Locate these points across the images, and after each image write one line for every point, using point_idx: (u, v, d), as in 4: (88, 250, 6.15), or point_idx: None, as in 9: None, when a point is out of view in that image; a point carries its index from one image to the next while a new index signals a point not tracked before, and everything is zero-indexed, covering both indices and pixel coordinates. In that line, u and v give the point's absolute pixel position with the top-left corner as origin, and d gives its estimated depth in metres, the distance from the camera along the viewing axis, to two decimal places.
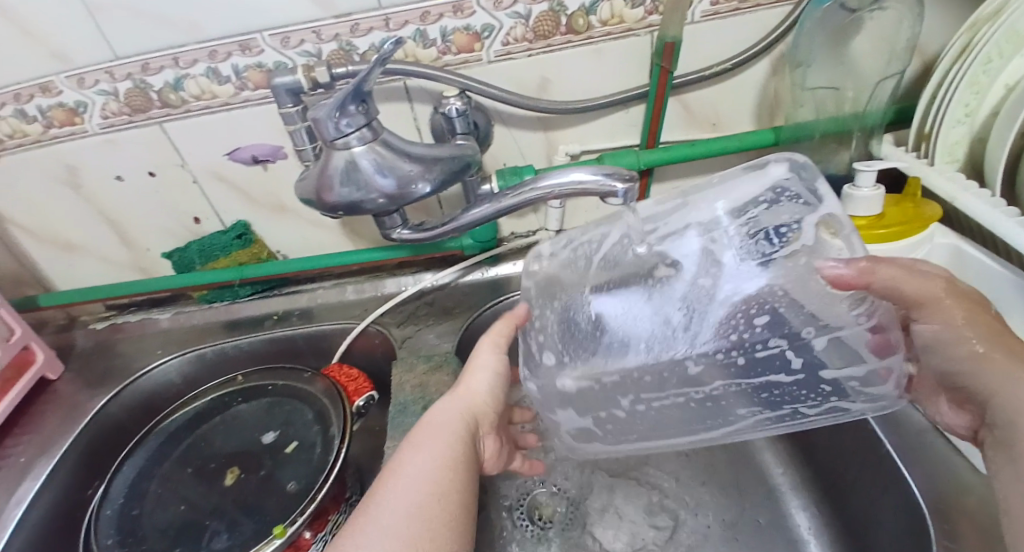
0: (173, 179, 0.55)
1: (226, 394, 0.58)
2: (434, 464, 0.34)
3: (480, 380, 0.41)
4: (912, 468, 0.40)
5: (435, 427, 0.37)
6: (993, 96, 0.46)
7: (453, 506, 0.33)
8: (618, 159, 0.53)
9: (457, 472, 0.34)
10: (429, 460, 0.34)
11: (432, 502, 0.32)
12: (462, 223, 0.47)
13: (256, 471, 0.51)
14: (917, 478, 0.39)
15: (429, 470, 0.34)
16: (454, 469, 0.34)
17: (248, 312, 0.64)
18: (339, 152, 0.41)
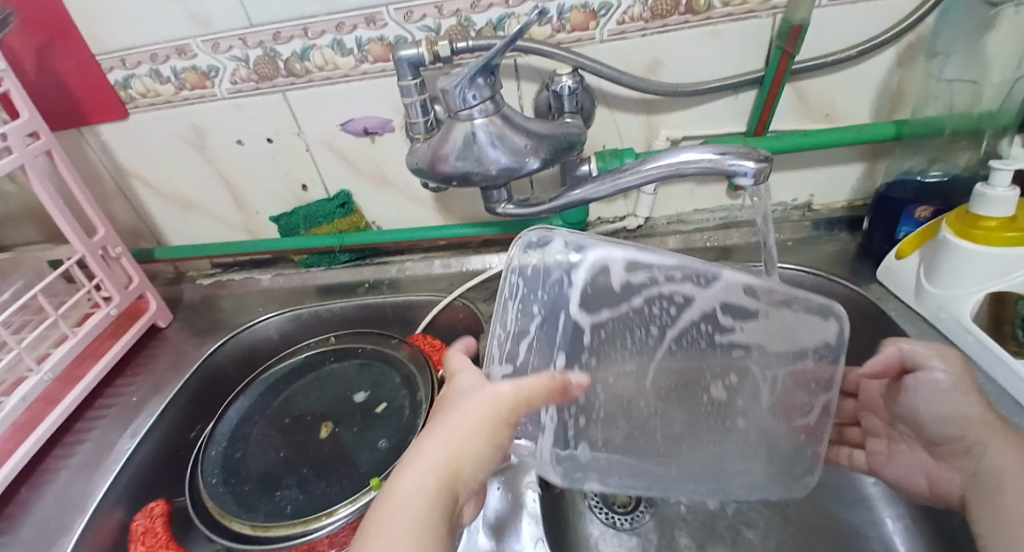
0: (287, 145, 0.59)
1: (319, 353, 0.62)
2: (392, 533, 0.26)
3: (464, 414, 0.30)
4: None
5: (392, 520, 0.27)
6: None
7: None
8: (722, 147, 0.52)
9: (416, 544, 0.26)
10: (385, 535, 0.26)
11: None
12: (568, 201, 0.47)
13: (349, 426, 0.54)
14: None
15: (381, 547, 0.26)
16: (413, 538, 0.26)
17: (341, 279, 0.67)
18: (461, 124, 0.42)
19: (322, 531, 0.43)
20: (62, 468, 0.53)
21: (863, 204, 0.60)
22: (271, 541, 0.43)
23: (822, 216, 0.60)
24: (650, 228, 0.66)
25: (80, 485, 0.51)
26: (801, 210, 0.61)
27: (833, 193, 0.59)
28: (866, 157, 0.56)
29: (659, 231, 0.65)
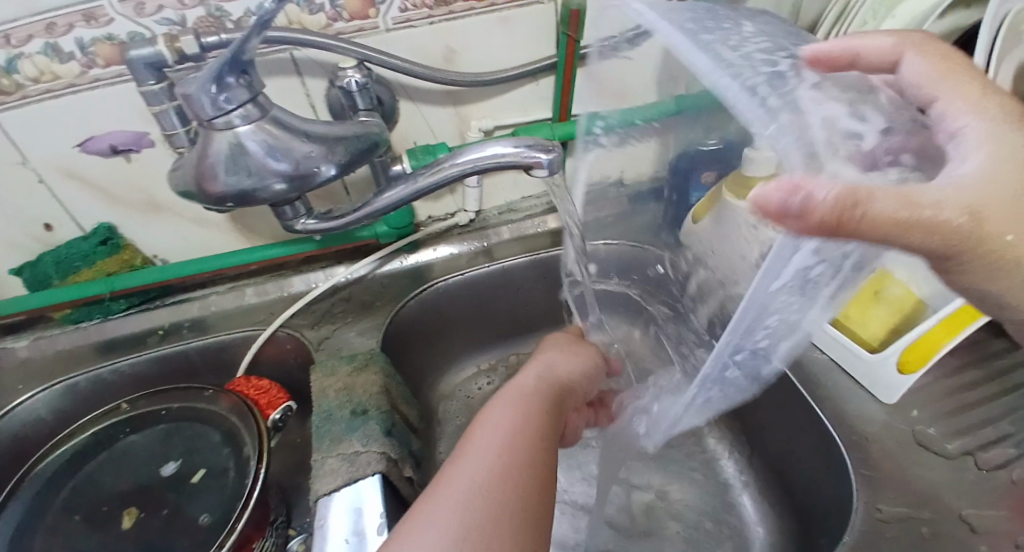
0: (11, 178, 0.46)
1: (110, 426, 0.50)
2: (506, 436, 0.31)
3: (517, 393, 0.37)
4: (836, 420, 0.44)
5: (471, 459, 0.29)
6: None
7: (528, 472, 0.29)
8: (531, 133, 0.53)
9: (533, 439, 0.32)
10: (493, 442, 0.31)
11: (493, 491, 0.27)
12: (377, 207, 0.42)
13: (160, 509, 0.44)
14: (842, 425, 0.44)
15: (496, 451, 0.30)
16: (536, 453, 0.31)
17: (127, 329, 0.55)
18: (221, 134, 0.36)
19: None
20: None
21: None
22: None
23: None
24: (483, 220, 0.64)
25: None
26: None
27: None
28: None
29: (492, 223, 0.64)
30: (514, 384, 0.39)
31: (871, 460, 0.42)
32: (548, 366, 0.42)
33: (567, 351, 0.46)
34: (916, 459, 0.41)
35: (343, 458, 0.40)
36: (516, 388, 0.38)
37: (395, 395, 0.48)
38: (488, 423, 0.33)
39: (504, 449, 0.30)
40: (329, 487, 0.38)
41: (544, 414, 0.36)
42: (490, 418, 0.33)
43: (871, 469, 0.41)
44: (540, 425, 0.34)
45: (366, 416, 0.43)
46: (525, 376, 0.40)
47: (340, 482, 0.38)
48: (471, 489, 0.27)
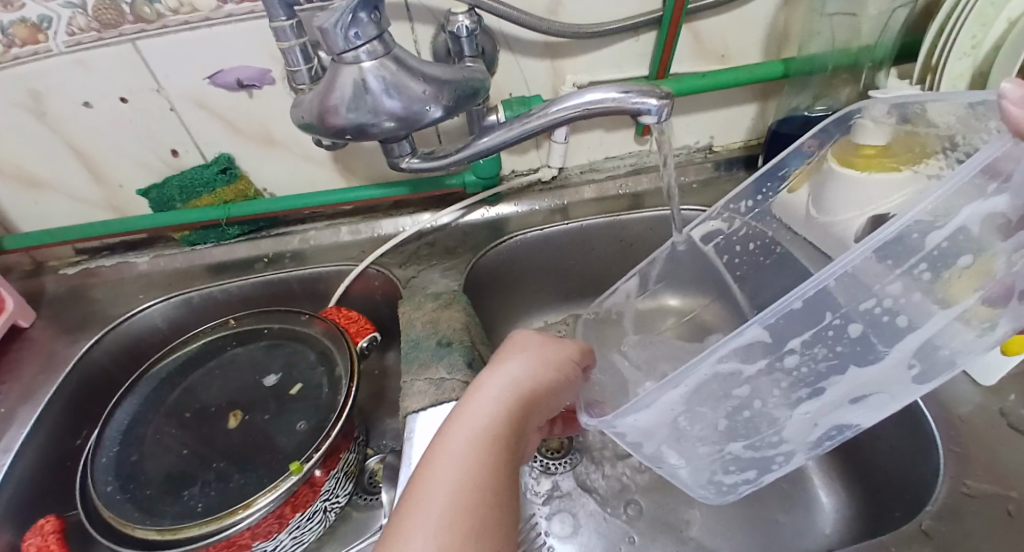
0: (149, 105, 0.51)
1: (220, 338, 0.56)
2: (456, 483, 0.24)
3: (489, 392, 0.30)
4: (926, 399, 0.43)
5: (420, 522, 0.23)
6: (998, 30, 0.44)
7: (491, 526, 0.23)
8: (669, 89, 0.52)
9: (493, 482, 0.25)
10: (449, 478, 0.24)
11: None
12: (477, 150, 0.44)
13: (262, 413, 0.49)
14: (931, 404, 0.43)
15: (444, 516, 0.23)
16: (495, 507, 0.24)
17: (237, 254, 0.61)
18: (348, 68, 0.38)
19: (241, 524, 0.40)
20: None
21: (758, 144, 0.62)
22: (181, 545, 0.39)
23: (722, 157, 0.63)
24: (565, 178, 0.65)
25: None
26: (703, 152, 0.63)
27: (731, 134, 0.61)
28: (758, 97, 0.58)
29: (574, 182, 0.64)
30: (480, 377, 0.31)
31: (961, 439, 0.40)
32: (527, 365, 0.32)
33: (543, 357, 0.33)
34: (1012, 444, 0.40)
35: (430, 381, 0.43)
36: (488, 382, 0.30)
37: (475, 334, 0.51)
38: (441, 459, 0.25)
39: (461, 500, 0.23)
40: (418, 405, 0.41)
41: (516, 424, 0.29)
42: (446, 448, 0.26)
43: (961, 447, 0.40)
44: (501, 451, 0.27)
45: (451, 347, 0.46)
46: (501, 365, 0.32)
47: (428, 402, 0.41)
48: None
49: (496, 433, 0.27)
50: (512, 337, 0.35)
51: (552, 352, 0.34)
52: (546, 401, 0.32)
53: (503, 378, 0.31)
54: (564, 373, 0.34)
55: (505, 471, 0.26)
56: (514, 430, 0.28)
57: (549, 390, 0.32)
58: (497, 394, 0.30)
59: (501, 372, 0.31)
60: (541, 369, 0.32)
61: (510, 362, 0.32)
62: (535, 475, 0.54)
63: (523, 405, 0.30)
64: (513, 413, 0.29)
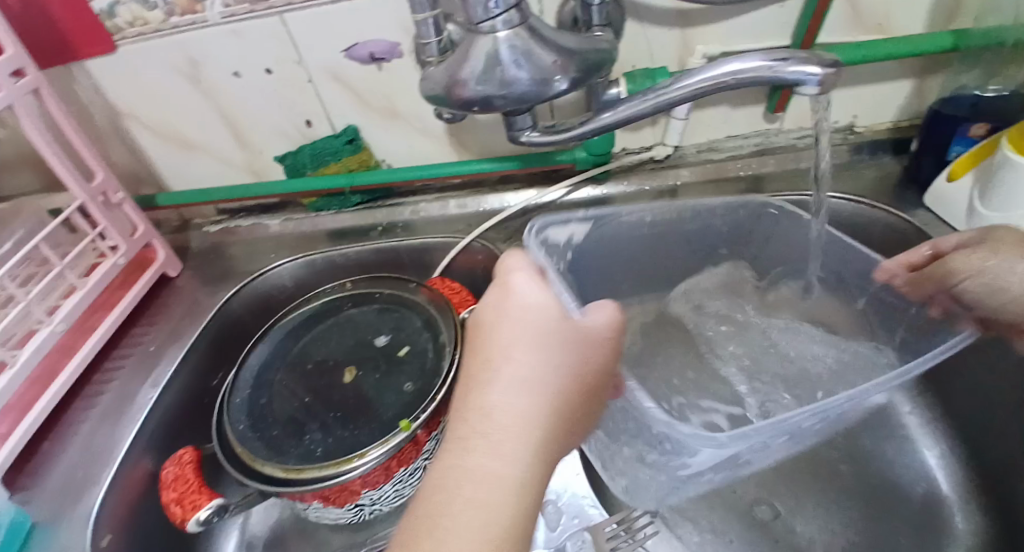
0: (290, 77, 0.55)
1: (336, 298, 0.60)
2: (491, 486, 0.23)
3: (523, 366, 0.27)
4: None
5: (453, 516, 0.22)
6: None
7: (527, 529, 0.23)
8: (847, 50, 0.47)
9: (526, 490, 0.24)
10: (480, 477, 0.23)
11: None
12: (597, 125, 0.43)
13: (373, 372, 0.52)
14: None
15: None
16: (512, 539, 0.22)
17: (355, 222, 0.64)
18: (483, 38, 0.39)
19: (356, 471, 0.43)
20: (87, 417, 0.52)
21: (911, 126, 0.55)
22: (302, 485, 0.43)
23: (865, 139, 0.56)
24: (679, 157, 0.61)
25: (106, 434, 0.51)
26: (842, 133, 0.57)
27: (878, 114, 0.55)
28: (920, 72, 0.51)
29: (688, 162, 0.61)
30: (505, 343, 0.28)
31: None
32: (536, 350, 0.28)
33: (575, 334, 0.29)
34: None
35: None
36: (517, 358, 0.27)
37: None
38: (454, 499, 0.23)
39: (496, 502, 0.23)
40: None
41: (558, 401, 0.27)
42: (476, 443, 0.25)
43: None
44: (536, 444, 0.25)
45: None
46: (526, 316, 0.29)
47: None
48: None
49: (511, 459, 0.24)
50: (515, 292, 0.30)
51: (563, 339, 0.28)
52: (581, 389, 0.28)
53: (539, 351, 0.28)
54: (588, 365, 0.29)
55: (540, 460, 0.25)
56: (556, 408, 0.27)
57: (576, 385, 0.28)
58: (530, 372, 0.27)
59: (525, 340, 0.28)
60: (546, 369, 0.27)
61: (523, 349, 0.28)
62: None
63: (542, 413, 0.26)
64: (547, 387, 0.27)
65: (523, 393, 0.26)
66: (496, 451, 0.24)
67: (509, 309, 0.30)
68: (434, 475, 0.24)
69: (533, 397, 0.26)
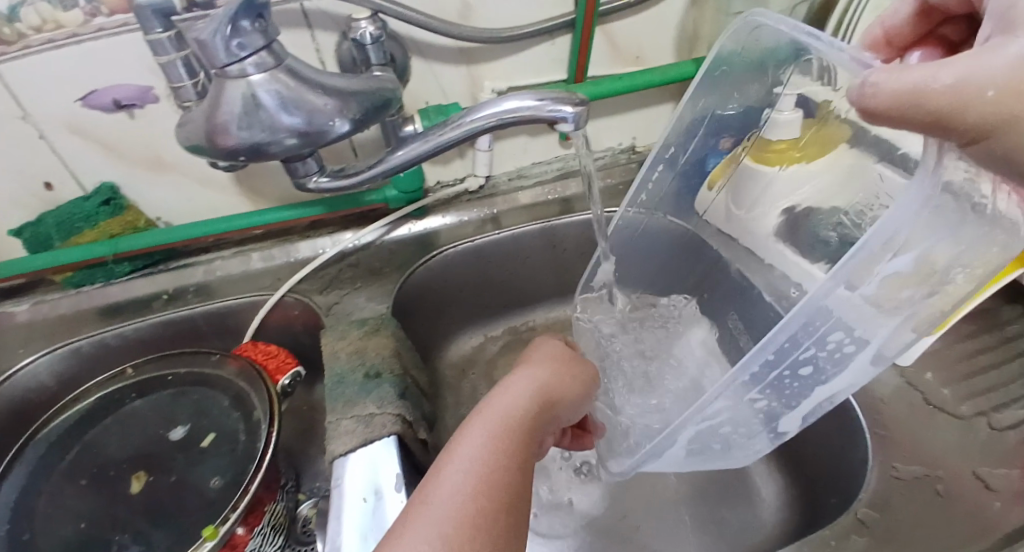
0: (12, 134, 0.44)
1: (115, 390, 0.50)
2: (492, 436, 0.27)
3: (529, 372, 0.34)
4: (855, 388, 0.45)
5: (464, 450, 0.26)
6: None
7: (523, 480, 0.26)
8: (600, 86, 0.52)
9: (522, 452, 0.27)
10: (483, 431, 0.28)
11: (490, 499, 0.24)
12: (389, 165, 0.41)
13: (167, 473, 0.44)
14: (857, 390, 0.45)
15: (452, 502, 0.23)
16: (507, 487, 0.25)
17: (131, 293, 0.54)
18: (234, 83, 0.34)
19: None
20: None
21: None
22: None
23: (646, 157, 0.63)
24: (492, 187, 0.62)
25: None
26: (627, 154, 0.63)
27: (653, 134, 0.62)
28: (676, 97, 0.59)
29: (501, 190, 0.62)
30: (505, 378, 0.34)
31: (885, 422, 0.42)
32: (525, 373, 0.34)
33: (555, 367, 0.36)
34: (932, 424, 0.41)
35: (358, 419, 0.39)
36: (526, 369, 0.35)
37: (406, 360, 0.48)
38: (455, 457, 0.26)
39: (496, 448, 0.27)
40: (345, 447, 0.38)
41: (552, 405, 0.32)
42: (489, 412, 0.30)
43: (885, 430, 0.42)
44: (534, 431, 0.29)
45: (380, 379, 0.43)
46: (540, 349, 0.38)
47: (356, 443, 0.38)
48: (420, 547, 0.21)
49: (503, 431, 0.28)
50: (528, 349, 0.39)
51: (546, 370, 0.35)
52: (565, 402, 0.34)
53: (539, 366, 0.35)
54: (566, 387, 0.34)
55: (530, 438, 0.29)
56: (549, 409, 0.32)
57: (556, 394, 0.33)
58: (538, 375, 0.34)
59: (535, 365, 0.35)
60: (532, 381, 0.33)
61: (522, 371, 0.34)
62: None
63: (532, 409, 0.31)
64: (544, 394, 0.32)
65: (528, 388, 0.32)
66: (505, 412, 0.29)
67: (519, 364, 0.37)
68: (453, 435, 0.28)
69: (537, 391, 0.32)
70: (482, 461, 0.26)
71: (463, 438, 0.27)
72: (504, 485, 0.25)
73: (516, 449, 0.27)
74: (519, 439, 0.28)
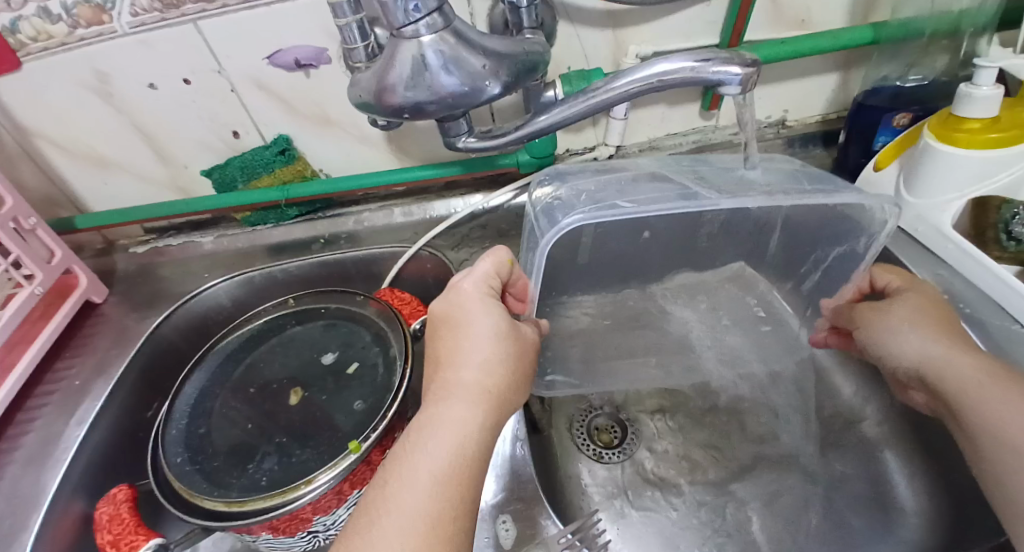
0: (211, 87, 0.52)
1: (280, 316, 0.58)
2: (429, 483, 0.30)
3: (467, 376, 0.35)
4: None
5: (401, 507, 0.29)
6: None
7: (464, 513, 0.31)
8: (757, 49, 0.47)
9: (461, 485, 0.31)
10: (420, 478, 0.31)
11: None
12: (536, 129, 0.43)
13: (320, 391, 0.50)
14: None
15: None
16: (447, 533, 0.29)
17: (293, 235, 0.62)
18: (408, 44, 0.37)
19: (304, 499, 0.41)
20: (7, 464, 0.48)
21: (837, 118, 0.57)
22: (249, 517, 0.40)
23: (796, 133, 0.58)
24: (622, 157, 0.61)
25: (31, 481, 0.47)
26: (774, 128, 0.58)
27: (807, 107, 0.57)
28: (842, 66, 0.53)
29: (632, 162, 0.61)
30: (442, 389, 0.35)
31: None
32: (464, 377, 0.35)
33: (498, 360, 0.36)
34: None
35: None
36: (464, 372, 0.35)
37: None
38: (400, 508, 0.29)
39: (434, 500, 0.30)
40: None
41: (489, 411, 0.35)
42: (425, 446, 0.32)
43: None
44: (471, 451, 0.32)
45: None
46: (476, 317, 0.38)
47: None
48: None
49: (447, 473, 0.31)
50: (459, 314, 0.38)
51: (491, 368, 0.36)
52: (501, 398, 0.36)
53: (480, 365, 0.36)
54: (507, 381, 0.36)
55: (470, 463, 0.32)
56: (490, 416, 0.35)
57: (499, 395, 0.36)
58: (479, 382, 0.35)
59: (470, 362, 0.36)
60: (472, 392, 0.35)
61: (460, 379, 0.35)
62: (588, 462, 0.54)
63: (475, 430, 0.33)
64: (482, 403, 0.35)
65: (465, 406, 0.34)
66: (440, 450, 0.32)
67: (454, 344, 0.37)
68: (388, 486, 0.31)
69: (473, 403, 0.34)
70: (420, 519, 0.29)
71: (411, 481, 0.30)
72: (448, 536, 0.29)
73: (453, 489, 0.31)
74: (456, 483, 0.31)
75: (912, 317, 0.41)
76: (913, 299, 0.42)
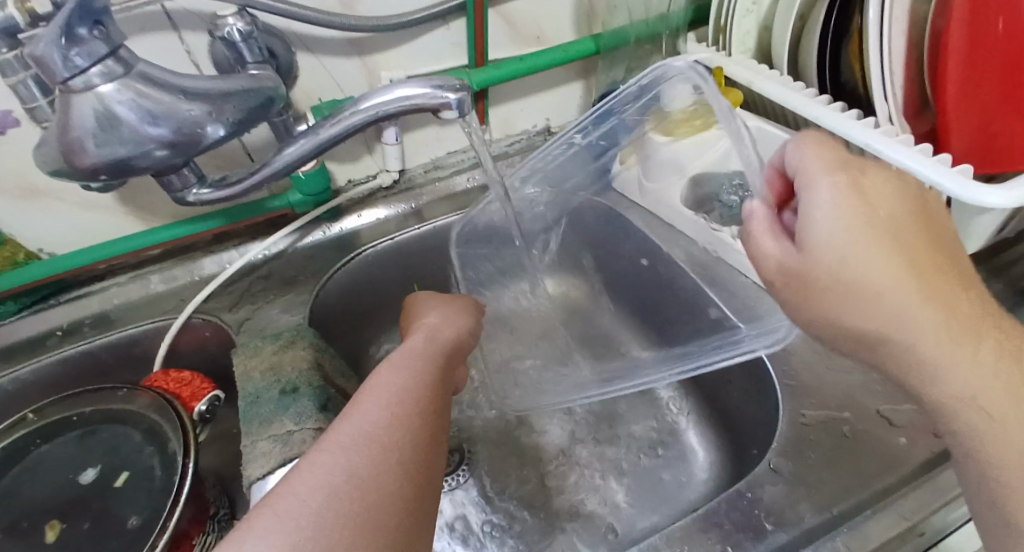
0: None
1: (17, 439, 0.45)
2: (417, 361, 0.34)
3: (431, 317, 0.42)
4: None
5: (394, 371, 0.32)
6: None
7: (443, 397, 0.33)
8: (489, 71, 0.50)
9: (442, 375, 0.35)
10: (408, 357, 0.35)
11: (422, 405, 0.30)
12: (275, 169, 0.39)
13: (81, 521, 0.41)
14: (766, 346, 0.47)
15: (385, 403, 0.29)
16: (432, 398, 0.31)
17: (22, 334, 0.50)
18: (81, 96, 0.31)
19: None
20: None
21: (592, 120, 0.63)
22: None
23: None
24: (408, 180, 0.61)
25: None
26: (542, 136, 0.63)
27: (564, 114, 0.62)
28: (581, 74, 0.59)
29: (418, 183, 0.60)
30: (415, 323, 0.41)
31: (793, 372, 0.45)
32: (423, 328, 0.39)
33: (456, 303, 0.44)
34: (834, 367, 0.45)
35: (275, 439, 0.38)
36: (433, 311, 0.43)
37: (328, 369, 0.47)
38: (388, 368, 0.33)
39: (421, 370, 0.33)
40: (262, 470, 0.36)
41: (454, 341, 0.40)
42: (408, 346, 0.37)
43: (793, 380, 0.44)
44: (449, 362, 0.37)
45: (297, 394, 0.42)
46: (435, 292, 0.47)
47: (274, 464, 0.36)
48: (365, 429, 0.26)
49: (428, 360, 0.35)
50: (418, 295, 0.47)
51: (453, 313, 0.43)
52: (464, 337, 0.42)
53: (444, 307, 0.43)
54: (465, 322, 0.43)
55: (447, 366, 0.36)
56: (455, 344, 0.40)
57: (463, 338, 0.41)
58: (446, 318, 0.42)
59: (434, 309, 0.43)
60: (433, 335, 0.38)
61: (430, 313, 0.42)
62: None
63: (449, 346, 0.39)
64: (452, 336, 0.40)
65: (434, 331, 0.40)
66: (419, 346, 0.36)
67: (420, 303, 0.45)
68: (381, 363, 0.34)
69: (443, 330, 0.40)
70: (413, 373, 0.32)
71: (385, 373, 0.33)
72: (434, 401, 0.31)
73: (440, 375, 0.34)
74: (439, 374, 0.35)
75: (874, 296, 0.27)
76: (864, 255, 0.26)
